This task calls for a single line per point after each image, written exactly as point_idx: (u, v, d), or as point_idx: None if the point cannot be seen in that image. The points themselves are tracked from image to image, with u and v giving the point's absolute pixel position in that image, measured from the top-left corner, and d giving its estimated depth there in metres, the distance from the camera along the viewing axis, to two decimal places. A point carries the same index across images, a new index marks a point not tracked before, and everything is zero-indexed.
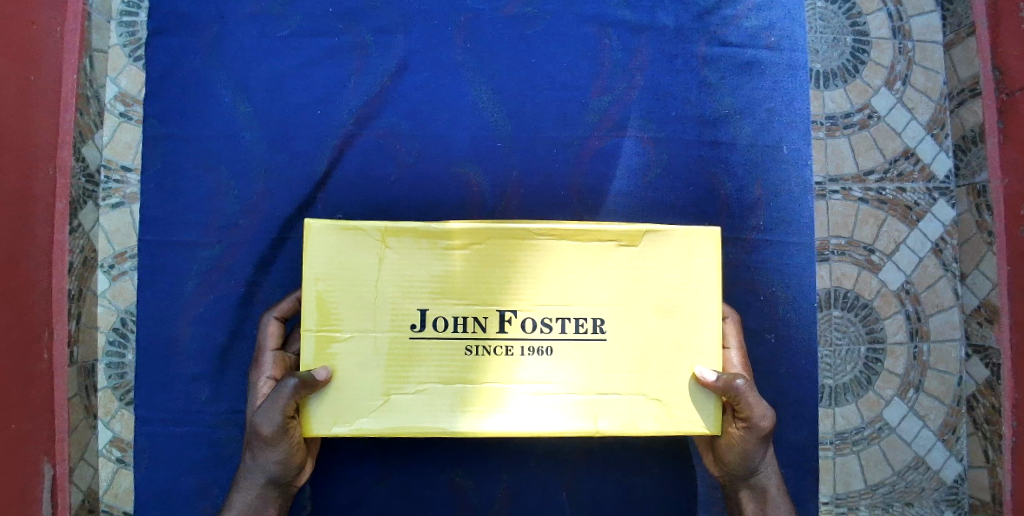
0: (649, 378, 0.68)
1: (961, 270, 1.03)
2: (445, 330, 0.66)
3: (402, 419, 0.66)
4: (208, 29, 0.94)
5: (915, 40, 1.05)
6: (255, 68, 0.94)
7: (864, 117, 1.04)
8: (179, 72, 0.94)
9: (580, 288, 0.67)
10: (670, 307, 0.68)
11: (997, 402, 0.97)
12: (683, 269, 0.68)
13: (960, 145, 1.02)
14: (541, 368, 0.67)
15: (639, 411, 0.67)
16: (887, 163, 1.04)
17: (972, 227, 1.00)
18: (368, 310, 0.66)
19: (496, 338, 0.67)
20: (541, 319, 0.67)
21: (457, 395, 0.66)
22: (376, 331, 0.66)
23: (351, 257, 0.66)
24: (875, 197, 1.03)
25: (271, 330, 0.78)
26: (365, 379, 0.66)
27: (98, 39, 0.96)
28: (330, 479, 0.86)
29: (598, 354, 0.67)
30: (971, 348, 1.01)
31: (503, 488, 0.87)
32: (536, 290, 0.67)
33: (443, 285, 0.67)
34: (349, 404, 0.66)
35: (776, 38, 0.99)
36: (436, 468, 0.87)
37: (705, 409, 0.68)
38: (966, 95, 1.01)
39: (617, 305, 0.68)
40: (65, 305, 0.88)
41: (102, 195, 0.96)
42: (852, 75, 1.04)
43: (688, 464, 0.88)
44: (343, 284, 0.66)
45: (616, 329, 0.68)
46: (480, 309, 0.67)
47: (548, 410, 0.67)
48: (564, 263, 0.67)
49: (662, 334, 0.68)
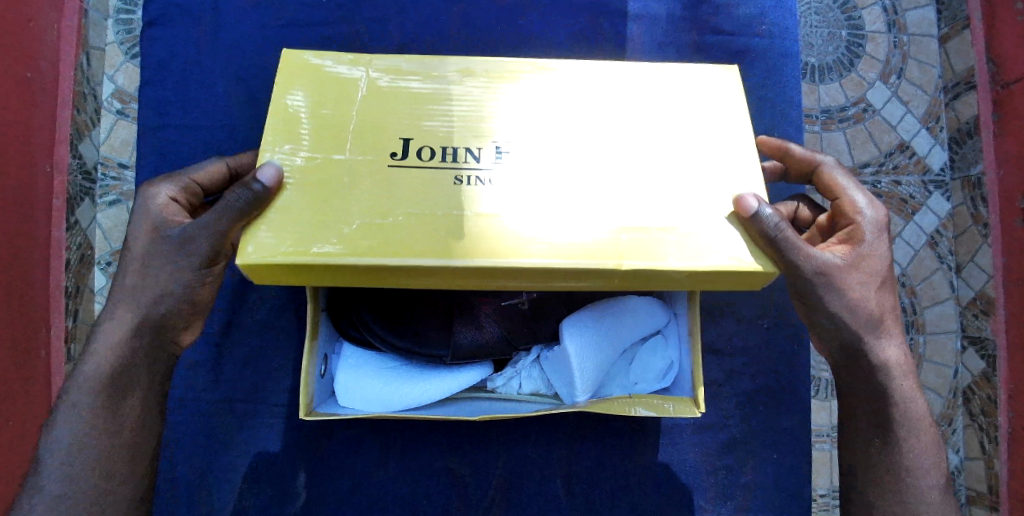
0: (686, 211, 0.54)
1: (956, 262, 1.03)
2: (432, 159, 0.55)
3: (376, 249, 0.51)
4: (201, 20, 0.95)
5: (910, 33, 1.05)
6: (251, 57, 0.94)
7: (860, 111, 1.04)
8: (174, 61, 0.94)
9: (580, 111, 0.57)
10: (688, 137, 0.57)
11: (992, 394, 0.98)
12: (698, 93, 0.58)
13: (955, 138, 1.03)
14: (548, 197, 0.54)
15: (676, 247, 0.53)
16: (883, 156, 1.04)
17: (968, 220, 1.01)
18: (342, 144, 0.55)
19: (490, 169, 0.55)
20: (542, 145, 0.56)
21: (451, 227, 0.52)
22: (349, 159, 0.54)
23: (330, 89, 0.57)
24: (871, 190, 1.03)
25: (207, 164, 0.64)
26: (331, 210, 0.52)
27: (95, 36, 0.96)
28: (326, 464, 0.82)
29: (616, 180, 0.55)
30: (967, 339, 1.01)
31: (499, 477, 0.83)
32: (534, 115, 0.57)
33: (437, 120, 0.56)
34: (312, 234, 0.51)
35: (768, 26, 0.99)
36: (433, 453, 0.83)
37: (763, 253, 0.53)
38: (961, 88, 1.02)
39: (630, 132, 0.57)
40: (62, 302, 0.89)
41: (100, 193, 0.96)
42: (847, 69, 1.05)
43: (680, 451, 0.83)
44: (319, 114, 0.55)
45: (627, 153, 0.56)
46: (477, 139, 0.56)
47: (572, 246, 0.52)
48: (554, 81, 0.58)
49: (697, 162, 0.56)
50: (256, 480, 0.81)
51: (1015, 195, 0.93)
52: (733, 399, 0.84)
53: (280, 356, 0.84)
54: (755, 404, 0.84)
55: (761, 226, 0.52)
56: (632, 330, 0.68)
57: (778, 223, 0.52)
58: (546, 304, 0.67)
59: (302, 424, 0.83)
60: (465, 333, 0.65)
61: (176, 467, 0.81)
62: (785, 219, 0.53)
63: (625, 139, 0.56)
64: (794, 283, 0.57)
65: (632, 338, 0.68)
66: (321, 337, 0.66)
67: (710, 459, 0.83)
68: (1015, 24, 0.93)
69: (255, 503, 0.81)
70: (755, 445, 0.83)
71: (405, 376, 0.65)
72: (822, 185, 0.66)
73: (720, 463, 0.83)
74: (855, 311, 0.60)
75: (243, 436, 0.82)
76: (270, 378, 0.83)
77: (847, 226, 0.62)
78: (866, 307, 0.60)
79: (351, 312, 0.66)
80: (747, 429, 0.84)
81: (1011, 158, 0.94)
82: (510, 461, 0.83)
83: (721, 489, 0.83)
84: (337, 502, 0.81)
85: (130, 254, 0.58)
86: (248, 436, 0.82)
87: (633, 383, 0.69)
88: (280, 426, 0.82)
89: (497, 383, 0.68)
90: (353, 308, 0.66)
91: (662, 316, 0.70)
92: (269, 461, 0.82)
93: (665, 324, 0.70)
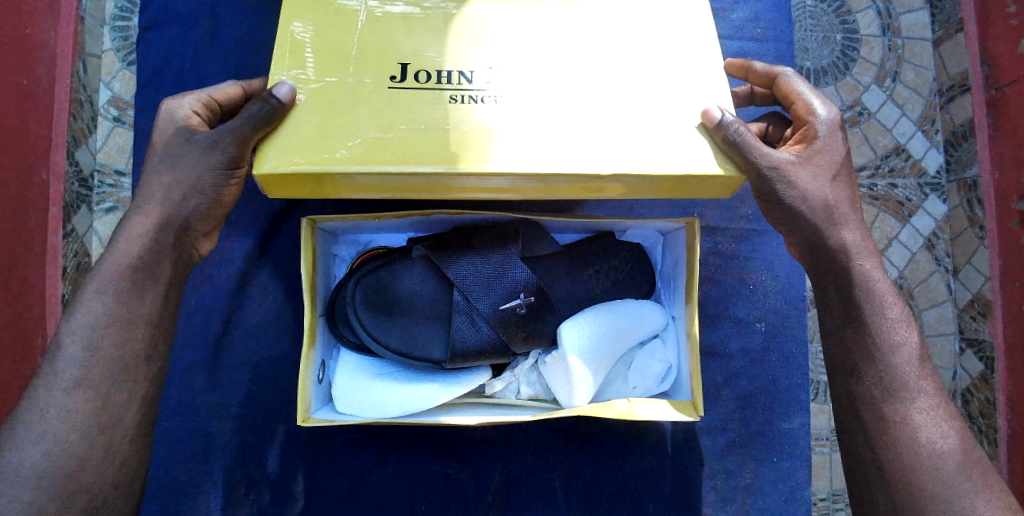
0: (666, 128, 0.58)
1: (953, 264, 1.03)
2: (428, 82, 0.58)
3: (383, 159, 0.55)
4: (200, 25, 0.94)
5: (904, 37, 1.06)
6: (248, 61, 0.94)
7: (856, 114, 1.04)
8: (173, 66, 0.94)
9: (553, 34, 0.60)
10: (665, 59, 0.60)
11: (991, 396, 0.98)
12: (670, 16, 0.61)
13: (951, 140, 1.03)
14: (527, 110, 0.58)
15: (654, 154, 0.57)
16: (878, 160, 1.04)
17: (964, 222, 1.02)
18: (346, 68, 0.58)
19: (481, 89, 0.58)
20: (520, 65, 0.59)
21: (446, 138, 0.56)
22: (352, 80, 0.58)
23: (327, 20, 0.59)
24: (866, 193, 1.04)
25: (224, 84, 0.63)
26: (340, 123, 0.56)
27: (92, 42, 0.96)
28: (324, 469, 0.81)
29: (591, 50, 0.60)
30: (965, 342, 1.02)
31: (498, 481, 0.82)
32: (514, 39, 0.60)
33: (430, 47, 0.60)
34: (323, 146, 0.56)
35: (761, 30, 1.00)
36: (432, 457, 0.82)
37: (723, 158, 0.57)
38: (956, 91, 1.03)
39: (605, 53, 0.60)
40: (57, 310, 0.88)
41: (96, 200, 0.96)
42: (842, 72, 1.05)
43: (681, 455, 0.83)
44: (319, 41, 0.59)
45: (601, 71, 0.59)
46: (467, 63, 0.59)
47: (545, 151, 0.56)
48: (524, 8, 0.61)
49: (675, 80, 0.59)
50: (256, 484, 0.81)
51: (1011, 195, 0.94)
52: (733, 401, 0.84)
53: (280, 361, 0.83)
54: (755, 406, 0.84)
55: (727, 136, 0.56)
56: (630, 335, 0.68)
57: (744, 133, 0.56)
58: (543, 305, 0.66)
59: (300, 429, 0.82)
60: (465, 336, 0.63)
61: (173, 473, 0.80)
62: (754, 136, 0.57)
63: (593, 48, 0.60)
64: (758, 188, 0.60)
65: (629, 343, 0.69)
66: (320, 343, 0.66)
67: (710, 463, 0.83)
68: (1010, 26, 0.93)
69: (254, 508, 0.81)
70: (754, 448, 0.83)
71: (401, 382, 0.64)
72: (778, 89, 0.67)
73: (721, 466, 0.83)
74: (812, 205, 0.60)
75: (241, 442, 0.81)
76: (269, 383, 0.82)
77: (802, 127, 0.63)
78: (824, 199, 0.60)
79: (348, 317, 0.66)
80: (747, 432, 0.83)
81: (1010, 160, 0.94)
82: (510, 464, 0.82)
83: (721, 492, 0.83)
84: (337, 505, 0.81)
85: (158, 159, 0.59)
86: (246, 441, 0.81)
87: (632, 387, 0.69)
88: (278, 431, 0.82)
89: (495, 388, 0.67)
90: (349, 313, 0.65)
91: (660, 318, 0.70)
92: (267, 466, 0.81)
93: (664, 327, 0.70)
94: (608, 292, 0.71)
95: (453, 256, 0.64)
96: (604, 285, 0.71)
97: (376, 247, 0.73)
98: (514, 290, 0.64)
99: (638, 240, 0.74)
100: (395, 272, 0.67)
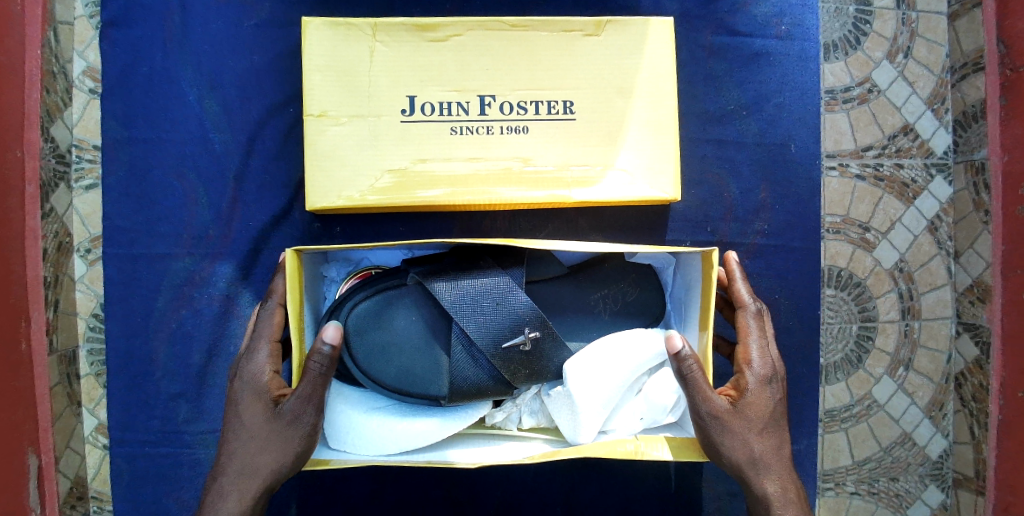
0: (629, 161, 0.67)
1: (955, 248, 0.91)
2: (433, 114, 0.66)
3: (399, 190, 0.66)
4: (165, 17, 0.82)
5: (919, 10, 0.91)
6: (224, 59, 0.82)
7: (864, 91, 0.90)
8: (140, 65, 0.82)
9: (542, 70, 0.67)
10: (636, 92, 0.68)
11: (984, 381, 0.89)
12: (649, 50, 0.68)
13: (961, 120, 0.90)
14: (519, 144, 0.67)
15: (625, 182, 0.67)
16: (886, 139, 0.91)
17: (969, 206, 0.89)
18: (361, 98, 0.66)
19: (479, 121, 0.67)
20: (509, 100, 0.67)
21: (450, 170, 0.66)
22: (371, 117, 0.66)
23: (345, 53, 0.66)
24: (873, 173, 0.91)
25: (268, 312, 0.64)
26: (362, 158, 0.66)
27: (63, 7, 0.82)
28: (320, 495, 0.79)
29: (571, 82, 0.67)
30: (962, 326, 0.91)
31: (497, 505, 0.80)
32: (503, 74, 0.67)
33: (432, 80, 0.66)
34: (349, 178, 0.66)
35: (788, 27, 0.87)
36: (429, 482, 0.80)
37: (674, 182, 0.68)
38: (969, 69, 0.89)
39: (584, 87, 0.67)
40: (39, 294, 0.79)
41: (75, 176, 0.83)
42: (853, 47, 0.90)
43: (685, 476, 0.81)
44: (338, 76, 0.66)
45: (580, 105, 0.67)
46: (462, 95, 0.67)
47: (530, 179, 0.67)
48: (510, 36, 0.67)
49: (644, 114, 0.68)
50: None
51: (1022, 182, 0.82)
52: None
53: None
54: None
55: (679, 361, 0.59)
56: (637, 364, 0.63)
57: (691, 361, 0.59)
58: (548, 340, 0.61)
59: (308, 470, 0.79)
60: (463, 373, 0.60)
61: None
62: (701, 368, 0.59)
63: (573, 82, 0.67)
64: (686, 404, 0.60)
65: (633, 372, 0.63)
66: None
67: (714, 485, 0.82)
68: None
69: None
70: None
71: (396, 418, 0.60)
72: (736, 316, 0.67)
73: (725, 488, 0.82)
74: (732, 442, 0.60)
75: None
76: None
77: (736, 372, 0.65)
78: (744, 438, 0.61)
79: (340, 350, 0.62)
80: None
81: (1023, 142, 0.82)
82: (509, 487, 0.80)
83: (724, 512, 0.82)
84: None
85: (252, 412, 0.60)
86: None
87: (639, 418, 0.64)
88: None
89: (497, 419, 0.64)
90: (341, 346, 0.62)
91: None
92: None
93: None
94: (615, 318, 0.68)
95: (452, 283, 0.59)
96: (612, 309, 0.69)
97: (369, 266, 0.69)
98: (516, 326, 0.59)
99: (648, 261, 0.71)
100: (390, 303, 0.63)
